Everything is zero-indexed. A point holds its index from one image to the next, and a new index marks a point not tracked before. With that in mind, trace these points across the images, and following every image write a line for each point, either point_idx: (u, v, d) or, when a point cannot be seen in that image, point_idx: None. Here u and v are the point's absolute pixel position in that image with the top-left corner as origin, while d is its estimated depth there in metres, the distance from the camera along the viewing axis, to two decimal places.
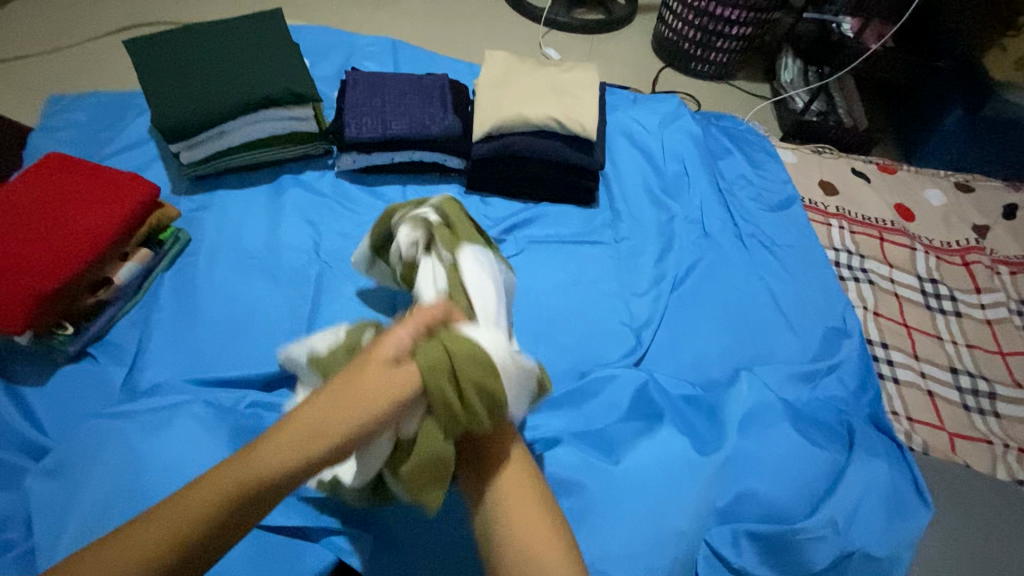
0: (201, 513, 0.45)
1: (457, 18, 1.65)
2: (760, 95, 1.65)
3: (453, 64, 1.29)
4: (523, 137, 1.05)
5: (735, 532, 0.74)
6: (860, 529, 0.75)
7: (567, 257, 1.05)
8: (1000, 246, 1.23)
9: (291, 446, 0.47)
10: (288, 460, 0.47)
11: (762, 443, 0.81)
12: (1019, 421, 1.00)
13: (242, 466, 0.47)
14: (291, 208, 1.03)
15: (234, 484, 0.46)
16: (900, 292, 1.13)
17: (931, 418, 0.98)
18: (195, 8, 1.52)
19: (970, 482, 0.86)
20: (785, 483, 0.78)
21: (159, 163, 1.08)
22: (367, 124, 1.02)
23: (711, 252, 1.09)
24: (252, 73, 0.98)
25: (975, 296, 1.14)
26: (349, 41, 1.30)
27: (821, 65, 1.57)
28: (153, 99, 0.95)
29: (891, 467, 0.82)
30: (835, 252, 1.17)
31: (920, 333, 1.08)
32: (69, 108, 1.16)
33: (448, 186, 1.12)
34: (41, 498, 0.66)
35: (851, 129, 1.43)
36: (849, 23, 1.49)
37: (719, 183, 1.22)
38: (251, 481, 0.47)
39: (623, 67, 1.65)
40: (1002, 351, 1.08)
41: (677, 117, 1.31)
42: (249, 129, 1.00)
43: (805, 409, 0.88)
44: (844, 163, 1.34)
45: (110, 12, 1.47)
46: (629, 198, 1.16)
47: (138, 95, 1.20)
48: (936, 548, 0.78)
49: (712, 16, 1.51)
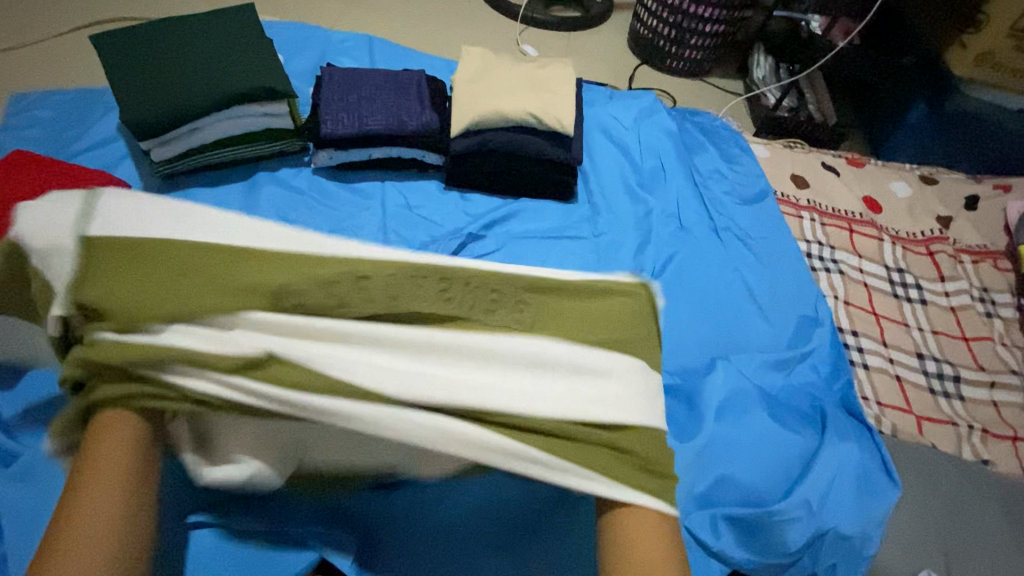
0: (102, 531, 0.48)
1: (434, 15, 1.64)
2: (733, 92, 1.68)
3: (430, 59, 1.29)
4: (500, 133, 1.05)
5: (714, 516, 0.75)
6: (833, 509, 0.77)
7: (547, 253, 1.06)
8: (963, 235, 1.28)
9: (117, 432, 0.53)
10: (120, 456, 0.52)
11: (738, 429, 0.83)
12: (982, 403, 1.04)
13: (86, 496, 0.49)
14: (267, 206, 1.01)
15: (107, 464, 0.51)
16: (869, 281, 1.16)
17: (900, 402, 1.01)
18: (165, 4, 1.49)
19: (936, 462, 0.89)
20: (761, 467, 0.80)
21: (129, 161, 1.06)
22: (344, 120, 1.01)
23: (688, 245, 1.11)
24: (225, 68, 0.97)
25: (940, 284, 1.19)
26: (324, 37, 1.29)
27: (792, 62, 1.61)
28: (122, 95, 0.93)
29: (862, 450, 0.85)
30: (807, 244, 1.20)
31: (888, 320, 1.12)
32: (33, 106, 1.13)
33: (427, 183, 1.12)
34: (9, 504, 0.64)
35: (821, 125, 1.47)
36: (817, 22, 1.55)
37: (694, 177, 1.24)
38: (132, 431, 0.54)
39: (600, 64, 1.66)
40: (966, 337, 1.12)
41: (653, 112, 1.33)
42: (223, 126, 0.98)
43: (780, 396, 0.90)
44: (814, 157, 1.37)
45: (75, 7, 1.43)
46: (607, 193, 1.18)
47: (106, 92, 1.18)
48: (906, 526, 0.81)
49: (685, 14, 1.53)
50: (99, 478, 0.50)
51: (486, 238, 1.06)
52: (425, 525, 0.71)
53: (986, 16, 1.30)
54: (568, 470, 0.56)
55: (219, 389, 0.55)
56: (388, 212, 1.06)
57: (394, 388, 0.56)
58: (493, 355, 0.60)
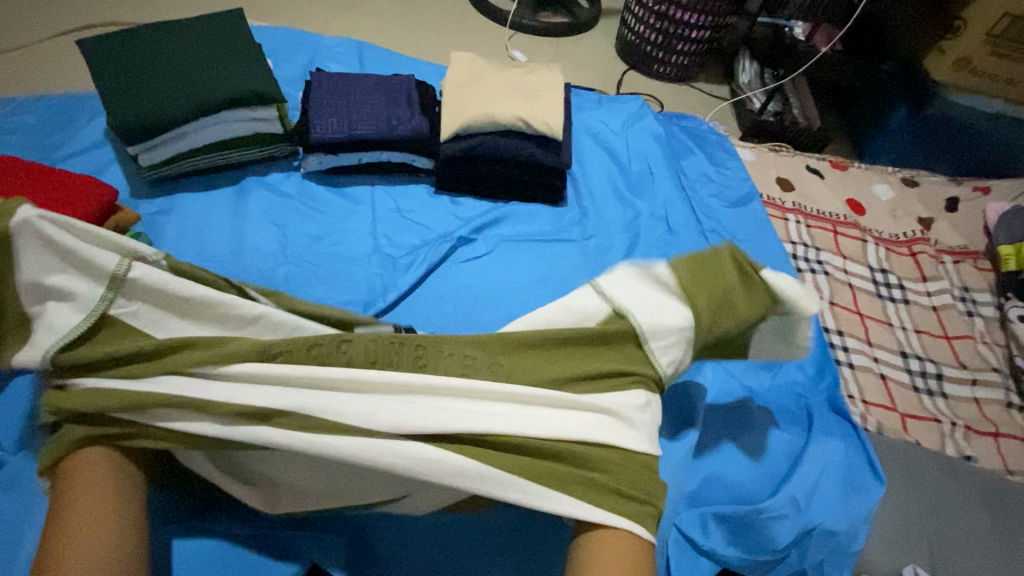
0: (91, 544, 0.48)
1: (424, 21, 1.65)
2: (719, 96, 1.71)
3: (419, 65, 1.29)
4: (489, 137, 1.06)
5: (703, 515, 0.76)
6: (820, 506, 0.78)
7: (536, 256, 1.07)
8: (944, 236, 1.31)
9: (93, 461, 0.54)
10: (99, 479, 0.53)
11: (727, 429, 0.84)
12: (964, 400, 1.06)
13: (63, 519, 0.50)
14: (256, 211, 1.01)
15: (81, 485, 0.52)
16: (854, 282, 1.19)
17: (884, 400, 1.03)
18: (154, 9, 1.48)
19: (920, 458, 0.90)
20: (750, 466, 0.81)
21: (116, 167, 1.05)
22: (333, 125, 1.01)
23: (676, 247, 1.13)
24: (213, 73, 0.97)
25: (922, 285, 1.21)
26: (314, 42, 1.29)
27: (776, 67, 1.64)
28: (108, 100, 0.92)
29: (847, 447, 0.86)
30: (793, 246, 1.21)
31: (872, 320, 1.14)
32: (18, 112, 1.12)
33: (417, 187, 1.13)
34: None
35: (806, 129, 1.50)
36: (800, 27, 1.59)
37: (682, 181, 1.25)
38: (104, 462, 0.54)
39: (588, 70, 1.68)
40: (948, 336, 1.14)
41: (640, 117, 1.35)
42: (211, 131, 0.98)
43: (767, 396, 0.91)
44: (799, 160, 1.39)
45: (62, 12, 1.42)
46: (596, 197, 1.19)
47: (93, 97, 1.17)
48: (891, 522, 0.82)
49: (672, 20, 1.55)
50: (78, 495, 0.51)
51: (476, 242, 1.07)
52: (417, 532, 0.71)
53: (962, 21, 1.34)
54: (541, 495, 0.56)
55: (207, 395, 0.54)
56: (378, 216, 1.06)
57: (376, 415, 0.55)
58: (477, 387, 0.59)
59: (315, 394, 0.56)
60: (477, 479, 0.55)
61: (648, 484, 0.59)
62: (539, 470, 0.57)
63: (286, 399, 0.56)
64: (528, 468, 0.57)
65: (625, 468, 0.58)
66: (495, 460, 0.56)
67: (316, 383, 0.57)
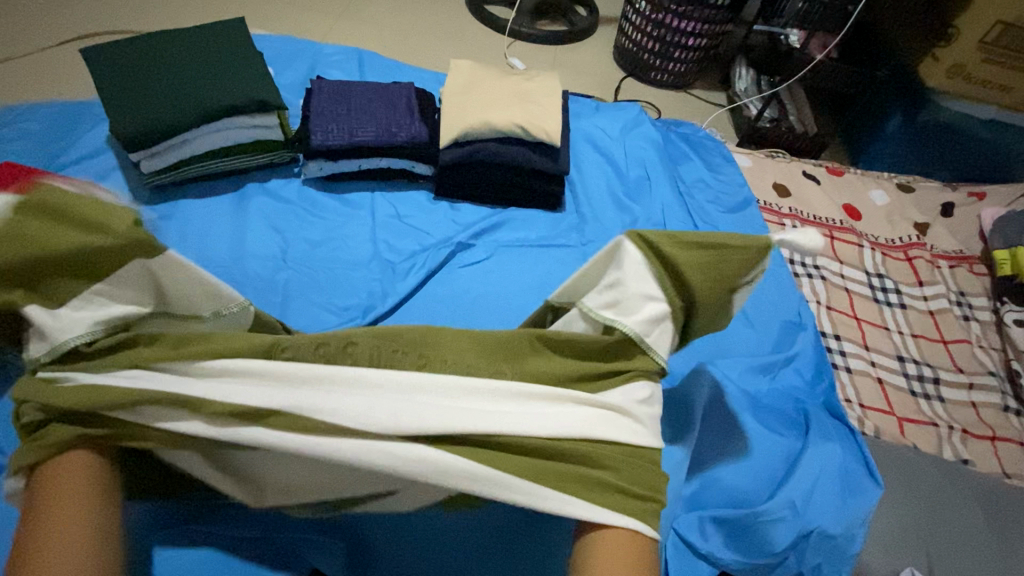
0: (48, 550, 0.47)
1: (424, 29, 1.67)
2: (716, 103, 1.72)
3: (419, 72, 1.31)
4: (488, 143, 1.07)
5: (701, 518, 0.76)
6: (817, 508, 0.79)
7: (535, 260, 1.07)
8: (940, 241, 1.32)
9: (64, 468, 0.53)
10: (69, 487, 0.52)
11: (724, 431, 0.85)
12: (961, 404, 1.07)
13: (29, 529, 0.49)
14: (257, 216, 1.02)
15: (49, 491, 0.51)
16: (851, 287, 1.19)
17: (881, 404, 1.03)
18: (157, 18, 1.50)
19: (916, 461, 0.91)
20: (747, 469, 0.81)
21: (119, 173, 1.06)
22: (334, 132, 1.02)
23: None
24: (215, 81, 0.98)
25: (918, 289, 1.22)
26: (315, 50, 1.31)
27: (773, 75, 1.65)
28: (111, 107, 0.93)
29: (844, 450, 0.86)
30: (789, 251, 1.22)
31: (869, 325, 1.14)
32: (22, 118, 1.13)
33: (417, 193, 1.14)
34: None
35: (802, 135, 1.51)
36: (795, 36, 1.60)
37: (679, 187, 1.27)
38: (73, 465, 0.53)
39: (586, 77, 1.70)
40: (945, 340, 1.15)
41: (638, 123, 1.36)
42: (212, 137, 0.99)
43: (764, 399, 0.92)
44: (795, 166, 1.41)
45: (66, 21, 1.44)
46: (594, 202, 1.20)
47: (96, 105, 1.18)
48: (888, 525, 0.83)
49: (668, 28, 1.57)
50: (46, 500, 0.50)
51: (475, 247, 1.07)
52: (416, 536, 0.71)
53: (956, 29, 1.36)
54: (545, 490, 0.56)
55: (206, 398, 0.55)
56: (378, 222, 1.07)
57: (367, 418, 0.55)
58: (466, 388, 0.59)
59: (303, 396, 0.56)
60: (472, 477, 0.55)
61: (650, 479, 0.58)
62: (547, 468, 0.57)
63: (274, 399, 0.56)
64: (529, 469, 0.56)
65: (627, 463, 0.58)
66: (499, 463, 0.56)
67: (303, 382, 0.57)
